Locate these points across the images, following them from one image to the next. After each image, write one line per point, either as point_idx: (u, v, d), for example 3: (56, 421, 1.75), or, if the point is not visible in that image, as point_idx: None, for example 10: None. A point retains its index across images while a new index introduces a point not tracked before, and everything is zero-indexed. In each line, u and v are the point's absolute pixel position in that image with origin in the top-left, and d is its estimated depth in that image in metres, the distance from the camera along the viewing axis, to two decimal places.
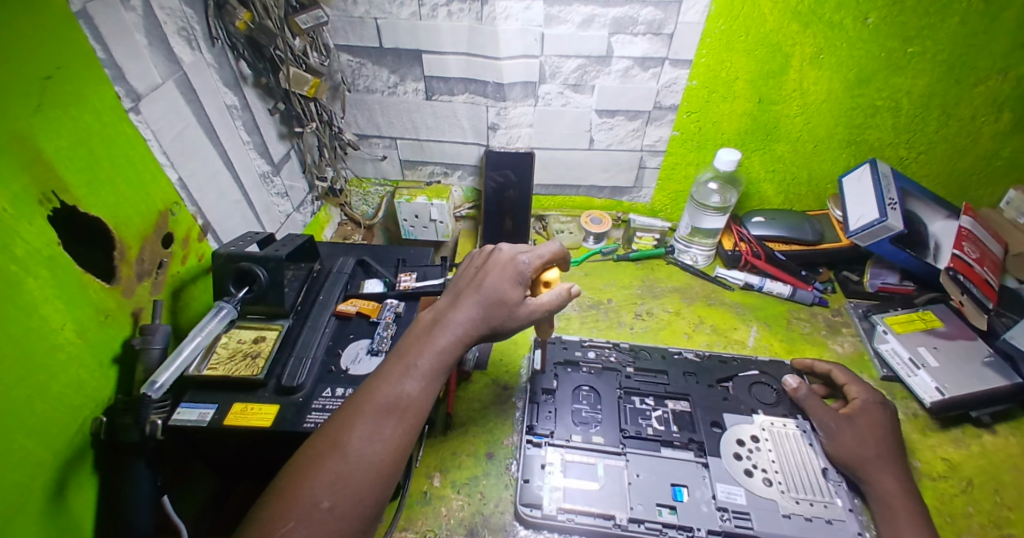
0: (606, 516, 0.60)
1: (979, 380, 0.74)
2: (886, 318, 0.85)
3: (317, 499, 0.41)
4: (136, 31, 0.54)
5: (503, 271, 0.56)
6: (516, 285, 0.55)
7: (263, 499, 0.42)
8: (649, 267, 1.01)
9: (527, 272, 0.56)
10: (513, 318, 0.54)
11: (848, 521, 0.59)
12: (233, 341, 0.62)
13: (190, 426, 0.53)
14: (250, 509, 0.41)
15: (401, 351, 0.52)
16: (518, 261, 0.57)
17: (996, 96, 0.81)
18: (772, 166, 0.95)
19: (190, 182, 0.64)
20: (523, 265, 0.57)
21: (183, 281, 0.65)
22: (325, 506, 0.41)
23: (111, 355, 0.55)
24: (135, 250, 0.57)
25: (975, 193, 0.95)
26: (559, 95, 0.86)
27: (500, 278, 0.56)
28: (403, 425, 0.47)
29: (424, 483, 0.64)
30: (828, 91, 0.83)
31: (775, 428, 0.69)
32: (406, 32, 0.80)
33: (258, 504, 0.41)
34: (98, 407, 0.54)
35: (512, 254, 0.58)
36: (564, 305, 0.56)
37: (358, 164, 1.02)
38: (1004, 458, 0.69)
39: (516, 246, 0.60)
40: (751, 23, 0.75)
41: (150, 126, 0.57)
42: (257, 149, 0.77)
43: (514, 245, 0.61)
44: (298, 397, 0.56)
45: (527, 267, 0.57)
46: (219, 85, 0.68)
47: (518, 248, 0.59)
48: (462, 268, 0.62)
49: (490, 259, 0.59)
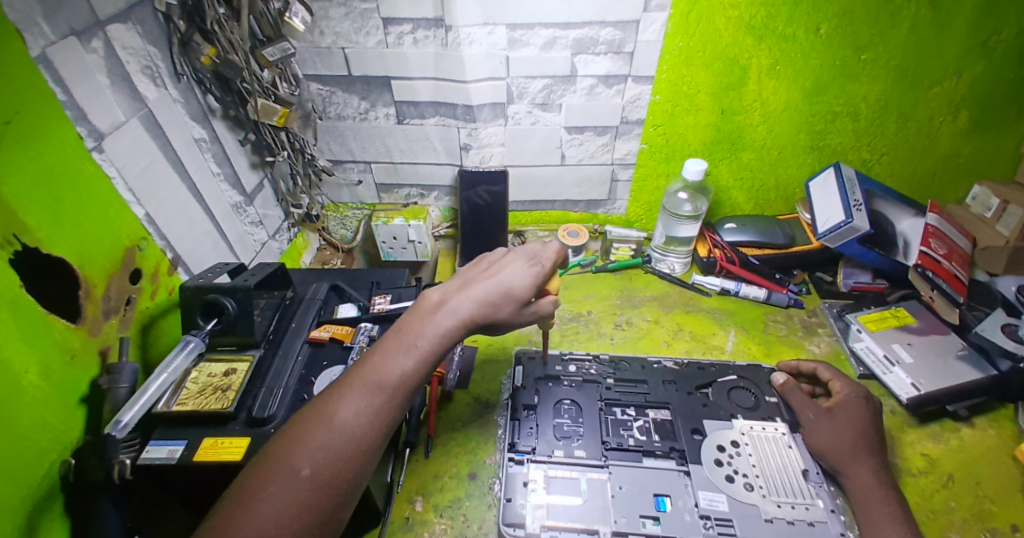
0: (590, 532, 0.59)
1: (953, 373, 0.75)
2: (859, 317, 0.87)
3: (297, 466, 0.41)
4: (97, 72, 0.55)
5: (519, 269, 0.58)
6: (529, 282, 0.57)
7: (245, 463, 0.42)
8: (627, 277, 1.02)
9: (541, 274, 0.59)
10: (519, 313, 0.57)
11: (830, 522, 0.59)
12: (203, 375, 0.61)
13: (159, 464, 0.52)
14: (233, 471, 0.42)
15: (402, 328, 0.53)
16: (534, 262, 0.59)
17: (952, 96, 0.84)
18: (739, 174, 0.97)
19: (158, 216, 0.65)
20: (537, 266, 0.59)
21: (153, 316, 0.65)
22: (306, 474, 0.41)
23: (78, 396, 0.54)
24: (101, 287, 0.57)
25: (939, 192, 0.97)
26: (527, 114, 0.88)
27: (514, 273, 0.57)
28: (392, 402, 0.47)
29: (406, 508, 0.63)
30: (787, 100, 0.86)
31: (754, 432, 0.69)
32: (373, 60, 0.81)
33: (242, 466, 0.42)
34: (65, 449, 0.52)
35: (526, 255, 0.60)
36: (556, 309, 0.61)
37: (334, 189, 1.02)
38: (983, 452, 0.69)
39: (528, 248, 0.62)
40: (707, 39, 0.78)
41: (114, 163, 0.58)
42: (228, 180, 0.77)
43: (528, 246, 0.63)
44: (269, 427, 0.55)
45: (541, 270, 0.59)
46: (186, 119, 0.69)
47: (532, 251, 0.61)
48: (473, 265, 0.63)
49: (506, 257, 0.61)
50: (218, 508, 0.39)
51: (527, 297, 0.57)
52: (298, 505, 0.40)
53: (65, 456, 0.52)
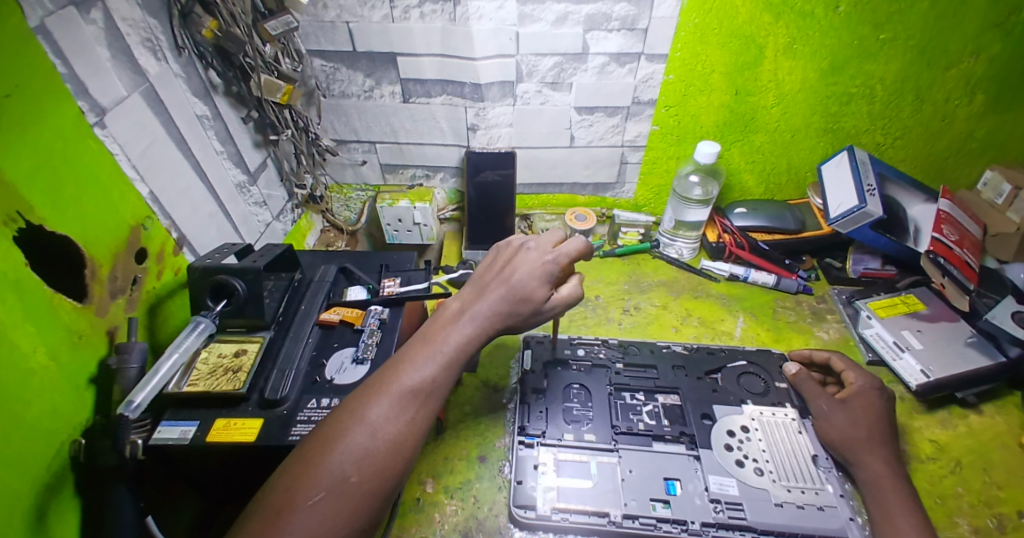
0: (600, 514, 0.59)
1: (963, 360, 0.75)
2: (869, 303, 0.86)
3: (344, 473, 0.43)
4: (97, 44, 0.53)
5: (533, 269, 0.59)
6: (544, 284, 0.58)
7: (284, 469, 0.44)
8: (635, 262, 1.01)
9: (555, 271, 0.59)
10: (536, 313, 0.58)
11: (839, 507, 0.60)
12: (213, 356, 0.60)
13: (172, 445, 0.52)
14: (273, 474, 0.44)
15: (426, 336, 0.55)
16: (546, 259, 0.59)
17: (968, 77, 0.82)
18: (751, 157, 0.95)
19: (162, 196, 0.63)
20: (551, 263, 0.59)
21: (160, 296, 0.63)
22: (353, 481, 0.43)
23: (86, 377, 0.53)
24: (107, 268, 0.55)
25: (951, 174, 0.96)
26: (537, 93, 0.86)
27: (527, 274, 0.58)
28: (425, 409, 0.50)
29: (417, 490, 0.63)
30: (803, 80, 0.84)
31: (764, 417, 0.69)
32: (378, 35, 0.79)
33: (283, 471, 0.44)
34: (75, 431, 0.52)
35: (539, 253, 0.61)
36: (580, 297, 0.62)
37: (337, 170, 1.00)
38: (991, 438, 0.69)
39: (542, 243, 0.62)
40: (723, 16, 0.76)
41: (116, 140, 0.56)
42: (231, 159, 0.75)
43: (540, 240, 0.63)
44: (281, 410, 0.55)
45: (555, 265, 0.59)
46: (188, 95, 0.66)
47: (544, 247, 0.62)
48: (488, 259, 0.64)
49: (518, 256, 0.61)
50: (269, 515, 0.41)
51: (542, 300, 0.58)
52: (349, 511, 0.42)
53: (75, 436, 0.52)
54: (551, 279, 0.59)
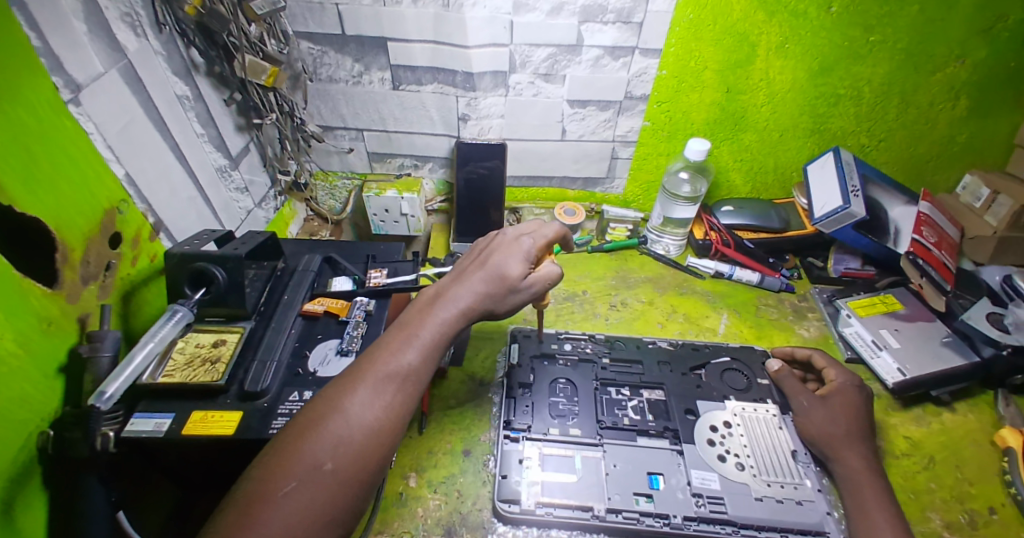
0: (584, 508, 0.60)
1: (938, 359, 0.77)
2: (849, 302, 0.88)
3: (319, 461, 0.42)
4: (73, 17, 0.50)
5: (509, 250, 0.60)
6: (520, 261, 0.59)
7: (258, 460, 0.43)
8: (622, 258, 1.01)
9: (531, 250, 0.61)
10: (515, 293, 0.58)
11: (817, 501, 0.61)
12: (190, 346, 0.58)
13: (145, 437, 0.50)
14: (246, 466, 0.43)
15: (402, 323, 0.54)
16: (521, 241, 0.62)
17: (953, 82, 0.84)
18: (740, 156, 0.96)
19: (139, 178, 0.60)
20: (526, 244, 0.61)
21: (135, 284, 0.61)
22: (328, 469, 0.42)
23: (56, 366, 0.51)
24: (79, 252, 0.53)
25: (932, 178, 0.98)
26: (529, 85, 0.85)
27: (504, 255, 0.60)
28: (403, 394, 0.49)
29: (400, 484, 0.63)
30: (793, 80, 0.84)
31: (746, 413, 0.70)
32: (369, 18, 0.76)
33: (255, 462, 0.43)
34: (44, 422, 0.50)
35: (515, 235, 0.63)
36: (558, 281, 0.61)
37: (323, 157, 0.98)
38: (963, 436, 0.72)
39: (518, 228, 0.64)
40: (718, 12, 0.75)
41: (92, 119, 0.53)
42: (212, 142, 0.73)
43: (516, 226, 0.65)
44: (262, 402, 0.54)
45: (530, 246, 0.61)
46: (168, 74, 0.64)
47: (521, 231, 0.64)
48: (467, 252, 0.66)
49: (495, 241, 0.63)
50: (241, 506, 0.39)
51: (521, 277, 0.58)
52: (325, 499, 0.41)
53: (44, 427, 0.50)
54: (526, 259, 0.61)
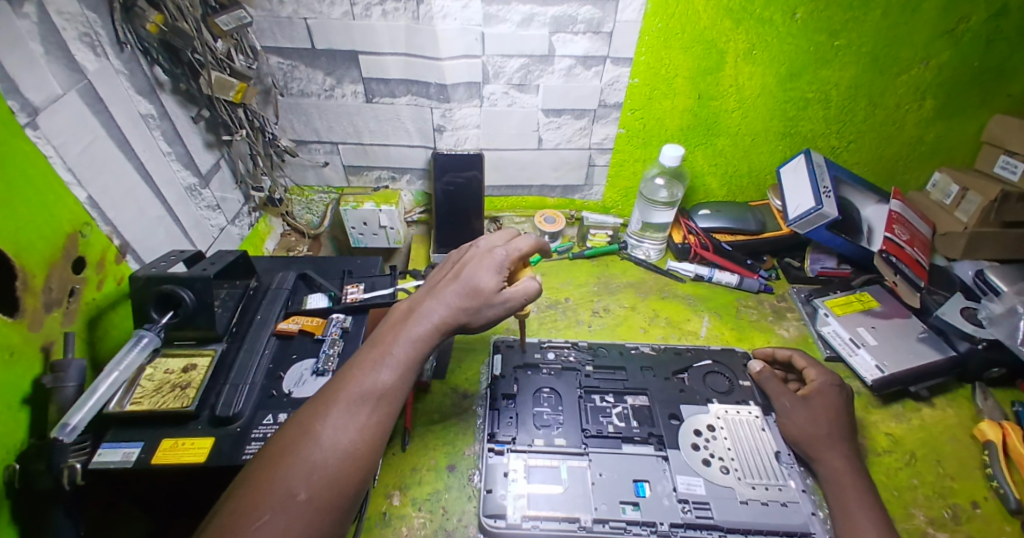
0: (570, 520, 0.59)
1: (915, 355, 0.78)
2: (826, 301, 0.89)
3: (293, 489, 0.41)
4: (29, 38, 0.49)
5: (482, 263, 0.60)
6: (494, 275, 0.58)
7: (228, 492, 0.41)
8: (604, 263, 1.01)
9: (505, 262, 0.60)
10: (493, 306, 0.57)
11: (802, 502, 0.61)
12: (159, 372, 0.56)
13: (113, 469, 0.48)
14: (217, 500, 0.41)
15: (377, 340, 0.53)
16: (494, 251, 0.61)
17: (918, 84, 0.87)
18: (714, 160, 0.97)
19: (103, 199, 0.59)
20: (499, 255, 0.60)
21: (101, 308, 0.59)
22: (302, 497, 0.41)
23: (20, 396, 0.49)
24: (41, 278, 0.51)
25: (902, 177, 1.01)
26: (504, 95, 0.85)
27: (477, 268, 0.59)
28: (379, 414, 0.48)
29: (383, 504, 0.61)
30: (762, 85, 0.86)
31: (729, 416, 0.70)
32: (339, 32, 0.76)
33: (226, 496, 0.41)
34: (9, 455, 0.47)
35: (487, 246, 0.62)
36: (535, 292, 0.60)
37: (298, 171, 0.96)
38: (942, 430, 0.73)
39: (492, 240, 0.64)
40: (686, 21, 0.77)
41: (51, 142, 0.51)
42: (180, 161, 0.71)
43: (490, 238, 0.65)
44: (235, 426, 0.52)
45: (504, 258, 0.60)
46: (131, 92, 0.62)
47: (493, 242, 0.63)
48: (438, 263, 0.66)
49: (469, 254, 0.63)
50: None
51: (497, 289, 0.58)
52: (300, 529, 0.40)
53: (10, 461, 0.47)
54: (502, 270, 0.60)
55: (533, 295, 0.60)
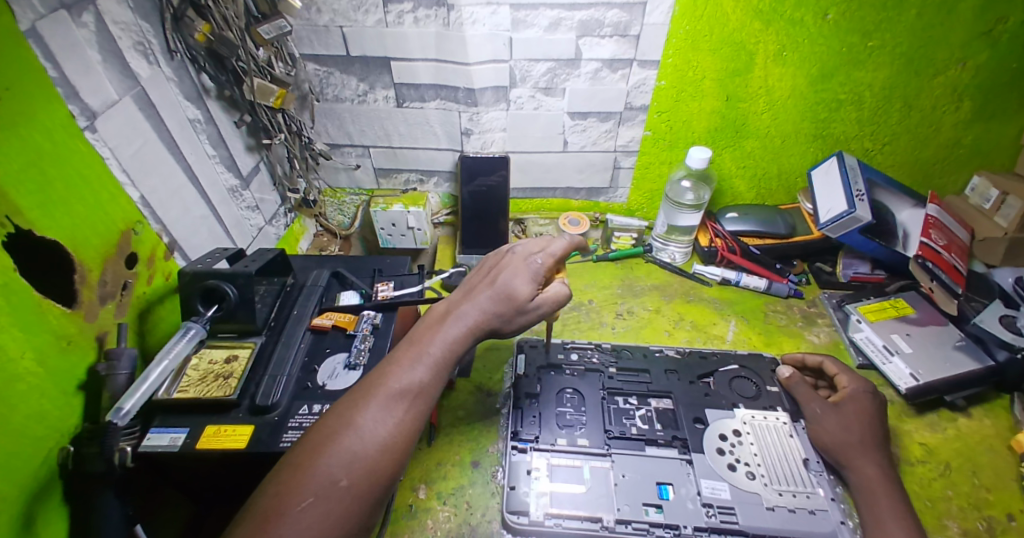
0: (593, 519, 0.59)
1: (952, 364, 0.76)
2: (859, 307, 0.87)
3: (334, 476, 0.43)
4: (88, 47, 0.52)
5: (519, 270, 0.61)
6: (529, 283, 0.60)
7: (273, 474, 0.43)
8: (628, 266, 1.01)
9: (540, 270, 0.61)
10: (525, 312, 0.59)
11: (831, 511, 0.60)
12: (204, 362, 0.60)
13: (160, 451, 0.51)
14: (262, 482, 0.43)
15: (414, 339, 0.55)
16: (531, 260, 0.62)
17: (956, 85, 0.84)
18: (743, 162, 0.96)
19: (153, 199, 0.62)
20: (535, 262, 0.62)
21: (150, 302, 0.63)
22: (343, 484, 0.43)
23: (76, 383, 0.53)
24: (96, 272, 0.55)
25: (940, 181, 0.97)
26: (530, 98, 0.87)
27: (513, 274, 0.60)
28: (414, 410, 0.49)
29: (409, 496, 0.63)
30: (793, 87, 0.85)
31: (756, 421, 0.70)
32: (372, 39, 0.79)
33: (272, 479, 0.43)
34: (64, 437, 0.51)
35: (525, 253, 0.64)
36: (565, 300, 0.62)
37: (331, 174, 1.00)
38: (980, 441, 0.70)
39: (527, 247, 0.65)
40: (714, 23, 0.76)
41: (107, 143, 0.55)
42: (223, 163, 0.75)
43: (526, 245, 0.66)
44: (272, 416, 0.55)
45: (540, 265, 0.62)
46: (180, 99, 0.66)
47: (530, 249, 0.64)
48: (476, 267, 0.67)
49: (505, 259, 0.64)
50: (257, 521, 0.40)
51: (529, 297, 0.59)
52: (340, 514, 0.42)
53: (64, 443, 0.51)
54: (535, 278, 0.61)
55: (563, 301, 0.62)
